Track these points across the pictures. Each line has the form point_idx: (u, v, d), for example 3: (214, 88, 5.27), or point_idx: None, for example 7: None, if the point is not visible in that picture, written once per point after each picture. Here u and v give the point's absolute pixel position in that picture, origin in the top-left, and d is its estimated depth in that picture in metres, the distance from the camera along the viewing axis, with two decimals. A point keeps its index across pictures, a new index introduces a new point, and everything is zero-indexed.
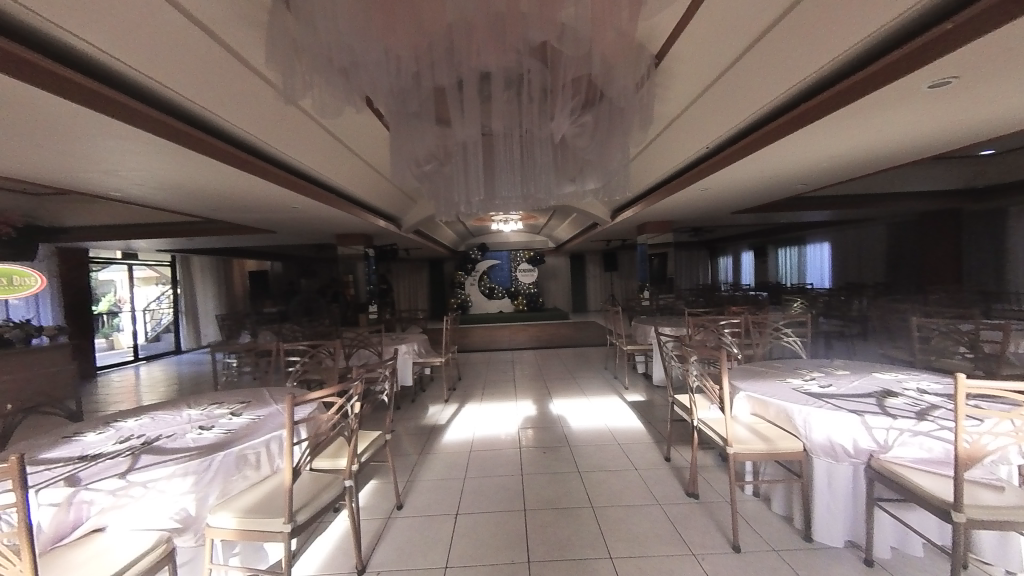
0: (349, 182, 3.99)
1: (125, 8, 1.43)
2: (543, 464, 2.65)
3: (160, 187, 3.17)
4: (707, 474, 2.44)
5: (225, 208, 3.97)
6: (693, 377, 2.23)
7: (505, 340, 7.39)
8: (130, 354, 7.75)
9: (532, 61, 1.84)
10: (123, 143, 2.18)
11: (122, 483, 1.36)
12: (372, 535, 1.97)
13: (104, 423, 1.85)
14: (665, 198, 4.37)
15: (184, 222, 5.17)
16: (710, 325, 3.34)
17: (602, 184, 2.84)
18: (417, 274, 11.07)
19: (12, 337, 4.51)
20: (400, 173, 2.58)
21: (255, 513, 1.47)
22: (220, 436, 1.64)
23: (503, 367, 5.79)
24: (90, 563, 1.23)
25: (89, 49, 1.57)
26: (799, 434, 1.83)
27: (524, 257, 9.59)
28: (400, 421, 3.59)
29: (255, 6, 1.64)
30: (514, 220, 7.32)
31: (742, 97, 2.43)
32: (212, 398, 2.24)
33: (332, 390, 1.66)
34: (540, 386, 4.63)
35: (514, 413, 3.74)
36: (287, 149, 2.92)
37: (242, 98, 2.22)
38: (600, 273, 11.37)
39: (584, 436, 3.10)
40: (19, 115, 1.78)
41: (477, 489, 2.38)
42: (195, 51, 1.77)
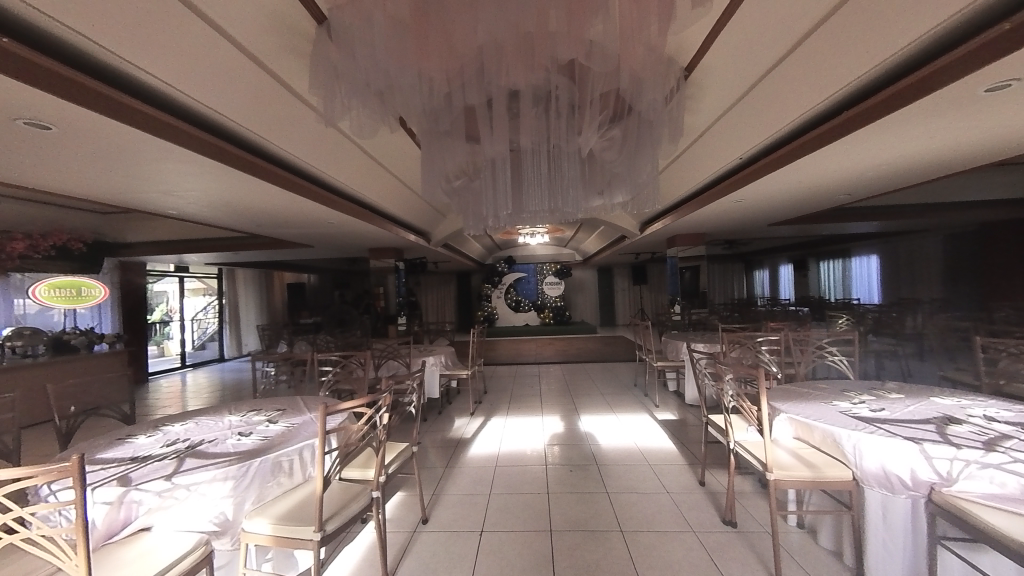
0: (382, 198, 4.14)
1: (186, 44, 1.59)
2: (569, 483, 2.59)
3: (210, 205, 3.40)
4: (745, 500, 2.31)
5: (267, 224, 4.19)
6: (728, 397, 2.12)
7: (531, 354, 7.35)
8: (178, 361, 8.20)
9: (560, 78, 1.88)
10: (181, 166, 2.39)
11: (168, 485, 1.44)
12: (397, 548, 1.98)
13: (153, 426, 1.96)
14: (698, 209, 4.25)
15: (228, 236, 5.45)
16: (747, 343, 3.17)
17: (631, 197, 2.81)
18: (445, 286, 11.24)
19: (77, 343, 5.00)
20: (432, 190, 2.67)
21: (289, 521, 1.51)
22: (257, 443, 1.70)
23: (530, 381, 5.74)
24: (138, 561, 1.30)
25: (154, 82, 1.75)
26: (848, 462, 1.71)
27: (551, 270, 9.56)
28: (427, 433, 3.62)
29: (300, 36, 1.76)
30: (541, 232, 7.31)
31: (777, 106, 2.36)
32: (251, 405, 2.34)
33: (362, 400, 1.69)
34: (568, 402, 4.55)
35: (541, 428, 3.68)
36: (326, 168, 3.08)
37: (287, 123, 2.38)
38: (629, 286, 11.16)
39: (612, 454, 3.03)
40: (94, 142, 1.98)
41: (503, 506, 2.33)
42: (247, 81, 1.93)
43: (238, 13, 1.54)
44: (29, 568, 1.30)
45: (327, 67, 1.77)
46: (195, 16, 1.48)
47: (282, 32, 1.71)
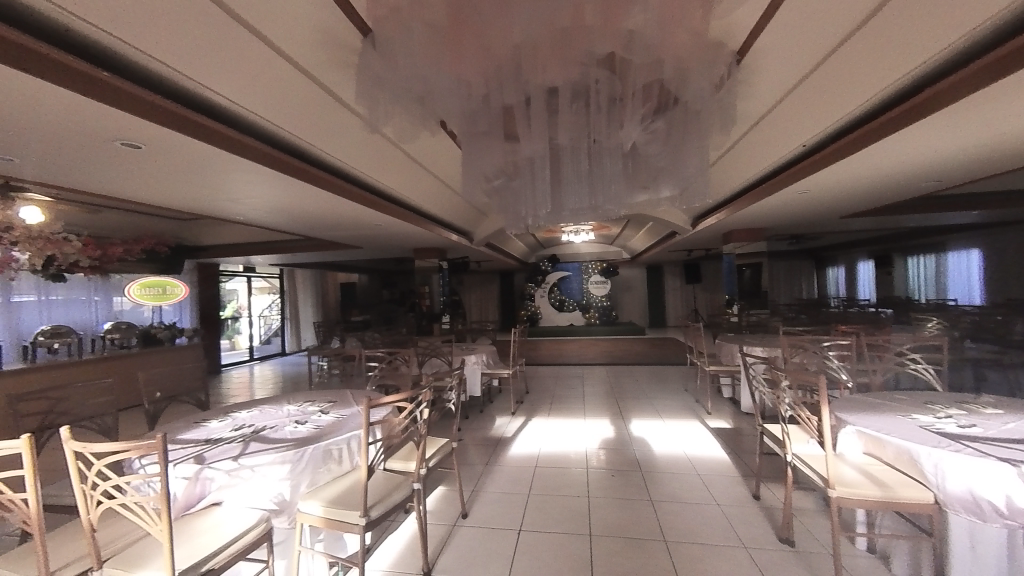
0: (426, 200, 4.28)
1: (249, 66, 1.75)
2: (610, 488, 2.53)
3: (272, 211, 3.68)
4: (805, 518, 2.12)
5: (322, 227, 4.47)
6: (785, 406, 1.96)
7: (573, 354, 7.26)
8: (246, 355, 8.97)
9: (600, 71, 1.84)
10: (247, 177, 2.62)
11: (235, 465, 1.57)
12: (437, 541, 2.03)
13: (224, 412, 2.16)
14: (756, 202, 3.97)
15: (288, 239, 5.87)
16: (811, 347, 2.92)
17: (678, 191, 2.68)
18: (489, 285, 11.36)
19: (163, 336, 5.57)
20: (472, 191, 2.71)
21: (338, 504, 1.59)
22: (311, 431, 1.82)
23: (572, 382, 5.66)
24: (209, 532, 1.42)
25: (222, 100, 1.93)
26: (929, 483, 1.52)
27: (596, 268, 9.37)
28: (468, 430, 3.68)
29: (347, 50, 1.87)
30: (585, 230, 7.17)
31: (842, 89, 2.16)
32: (307, 396, 2.50)
33: (403, 395, 1.75)
34: (612, 405, 4.43)
35: (584, 431, 3.61)
36: (375, 173, 3.24)
37: (338, 133, 2.53)
38: (681, 285, 10.64)
39: (658, 461, 2.93)
40: (175, 159, 2.23)
41: (542, 506, 2.33)
42: (303, 96, 2.08)
43: (291, 33, 1.66)
44: (124, 529, 1.47)
45: (371, 76, 1.85)
46: (254, 37, 1.61)
47: (332, 48, 1.82)
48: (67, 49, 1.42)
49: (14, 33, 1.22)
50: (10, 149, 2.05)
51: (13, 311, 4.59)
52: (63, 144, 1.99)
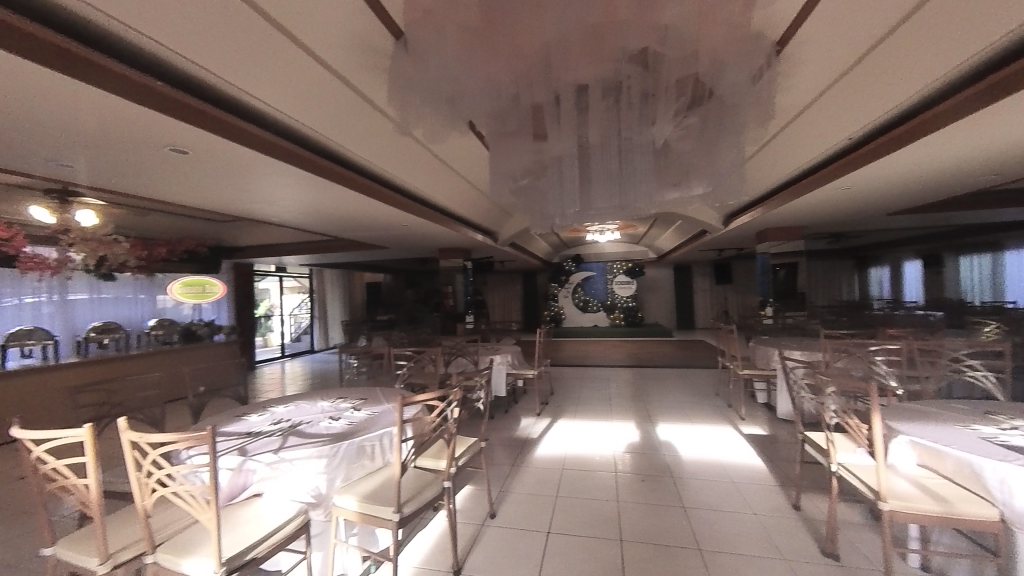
0: (453, 201, 4.31)
1: (287, 71, 1.81)
2: (640, 493, 2.48)
3: (305, 213, 3.79)
4: (851, 532, 2.01)
5: (351, 228, 4.57)
6: (830, 414, 1.87)
7: (598, 355, 7.17)
8: (277, 351, 9.30)
9: (632, 68, 1.80)
10: (283, 179, 2.71)
11: (275, 458, 1.61)
12: (466, 540, 2.03)
13: (262, 407, 2.24)
14: (793, 200, 3.80)
15: (319, 240, 6.03)
16: (855, 352, 2.77)
17: (711, 188, 2.60)
18: (512, 285, 11.36)
19: (204, 332, 5.98)
20: (500, 190, 2.71)
21: (372, 499, 1.62)
22: (345, 427, 1.86)
23: (597, 384, 5.59)
24: (252, 522, 1.47)
25: (262, 105, 2.00)
26: (993, 499, 1.42)
27: (621, 268, 9.23)
28: (494, 430, 3.69)
29: (380, 54, 1.90)
30: (610, 229, 7.07)
31: (891, 79, 2.04)
32: (339, 392, 2.56)
33: (435, 393, 1.76)
34: (639, 408, 4.35)
35: (611, 435, 3.54)
36: (403, 175, 3.29)
37: (370, 135, 2.59)
38: (709, 286, 10.34)
39: (688, 466, 2.85)
40: (218, 163, 2.33)
41: (570, 510, 2.29)
42: (337, 100, 2.14)
43: (327, 38, 1.70)
44: (175, 516, 1.53)
45: (403, 79, 1.88)
46: (292, 43, 1.65)
47: (366, 52, 1.85)
48: (117, 58, 1.50)
49: (64, 40, 1.29)
50: (70, 156, 2.19)
51: (68, 308, 4.86)
52: (117, 150, 2.12)
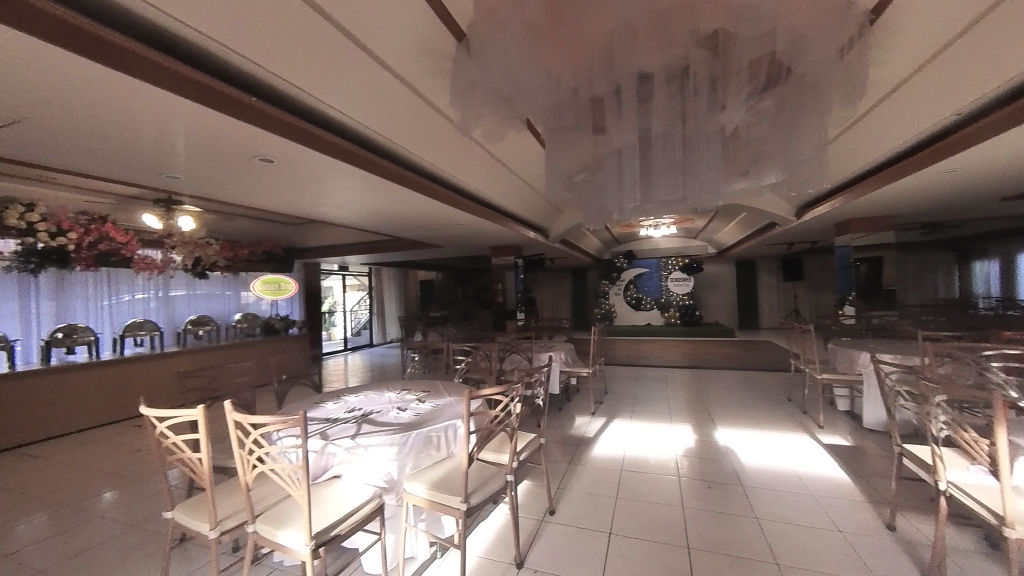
0: (507, 199, 4.35)
1: (358, 78, 1.92)
2: (705, 500, 2.36)
3: (369, 214, 4.02)
4: (960, 560, 1.78)
5: (410, 228, 4.77)
6: (939, 427, 1.66)
7: (652, 355, 6.92)
8: (340, 345, 9.96)
9: (700, 52, 1.71)
10: (350, 182, 2.88)
11: (353, 443, 1.73)
12: (527, 533, 2.05)
13: (336, 396, 2.41)
14: (884, 186, 3.41)
15: (379, 240, 6.36)
16: (965, 357, 2.43)
17: (786, 177, 2.40)
18: (561, 283, 11.26)
19: (279, 325, 6.58)
20: (556, 186, 2.70)
21: (440, 488, 1.68)
22: (413, 417, 1.95)
23: (653, 385, 5.40)
24: (333, 501, 1.58)
25: (335, 111, 2.15)
26: None
27: (677, 264, 8.82)
28: (548, 427, 3.69)
29: (443, 58, 1.96)
30: (666, 224, 6.77)
31: (1015, 42, 1.75)
32: (403, 384, 2.69)
33: (498, 388, 1.79)
34: (701, 411, 4.14)
35: (670, 437, 3.41)
36: (460, 174, 3.37)
37: (430, 137, 2.67)
38: (776, 283, 9.59)
39: (759, 475, 2.67)
40: (297, 169, 2.54)
41: (630, 512, 2.24)
42: (401, 104, 2.23)
43: (395, 46, 1.78)
44: (269, 490, 1.70)
45: (465, 81, 1.92)
46: (362, 52, 1.76)
47: (430, 57, 1.91)
48: (217, 76, 1.69)
49: (172, 62, 1.48)
50: (177, 167, 2.49)
51: (170, 304, 5.48)
52: (214, 161, 2.38)
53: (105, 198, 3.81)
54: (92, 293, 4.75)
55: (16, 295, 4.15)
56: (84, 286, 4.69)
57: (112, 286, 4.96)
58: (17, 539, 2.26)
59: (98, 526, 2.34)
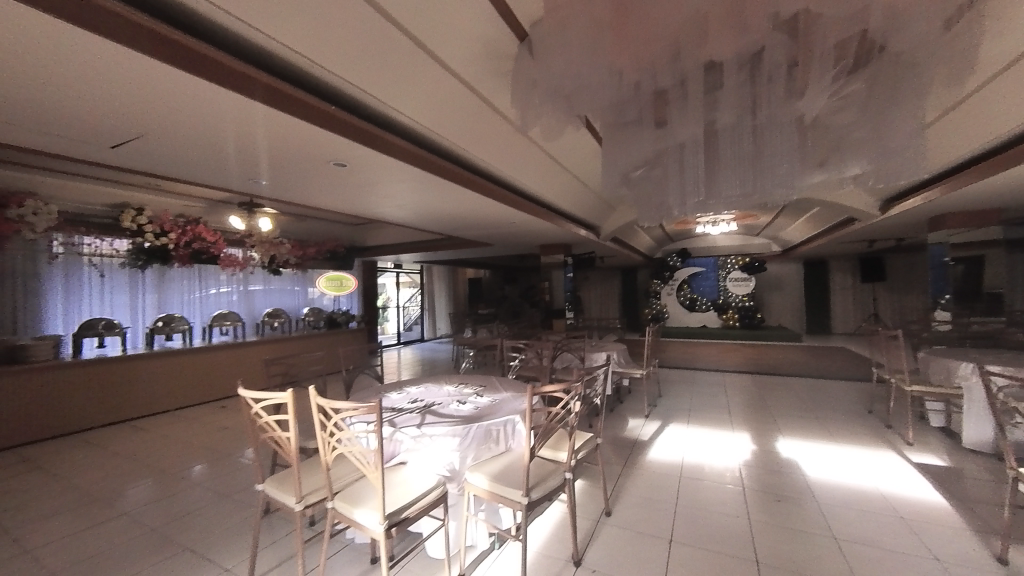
0: (560, 198, 4.34)
1: (424, 82, 2.01)
2: (774, 514, 2.22)
3: (426, 213, 4.17)
4: None
5: (463, 226, 4.89)
6: None
7: (708, 358, 6.61)
8: (393, 339, 10.45)
9: (778, 36, 1.60)
10: (411, 183, 3.02)
11: (419, 431, 1.82)
12: (584, 533, 2.04)
13: (398, 387, 2.54)
14: (994, 175, 2.99)
15: (433, 239, 6.58)
16: None
17: (874, 168, 2.18)
18: (610, 282, 11.03)
19: (341, 319, 7.04)
20: (613, 183, 2.65)
21: (501, 480, 1.72)
22: (473, 410, 2.01)
23: (711, 389, 5.15)
24: (401, 485, 1.67)
25: (400, 114, 2.25)
26: None
27: (737, 263, 8.36)
28: (600, 427, 3.65)
29: (505, 59, 1.99)
30: (725, 220, 6.41)
31: None
32: (460, 378, 2.78)
33: (559, 385, 1.80)
34: (765, 418, 3.89)
35: (732, 445, 3.24)
36: (515, 173, 3.41)
37: (489, 137, 2.72)
38: (852, 284, 8.74)
39: (835, 491, 2.46)
40: (365, 172, 2.70)
41: (691, 520, 2.16)
42: (463, 106, 2.30)
43: (461, 50, 1.84)
44: (344, 470, 1.83)
45: (527, 80, 1.95)
46: (426, 55, 1.82)
47: (493, 58, 1.95)
48: (298, 85, 1.85)
49: (264, 75, 1.65)
50: (262, 173, 2.74)
51: (249, 297, 6.04)
52: (294, 167, 2.60)
53: (198, 202, 4.27)
54: (187, 286, 5.34)
55: (128, 288, 4.76)
56: (180, 281, 5.27)
57: (202, 280, 5.52)
58: (131, 500, 2.60)
59: (197, 494, 2.64)
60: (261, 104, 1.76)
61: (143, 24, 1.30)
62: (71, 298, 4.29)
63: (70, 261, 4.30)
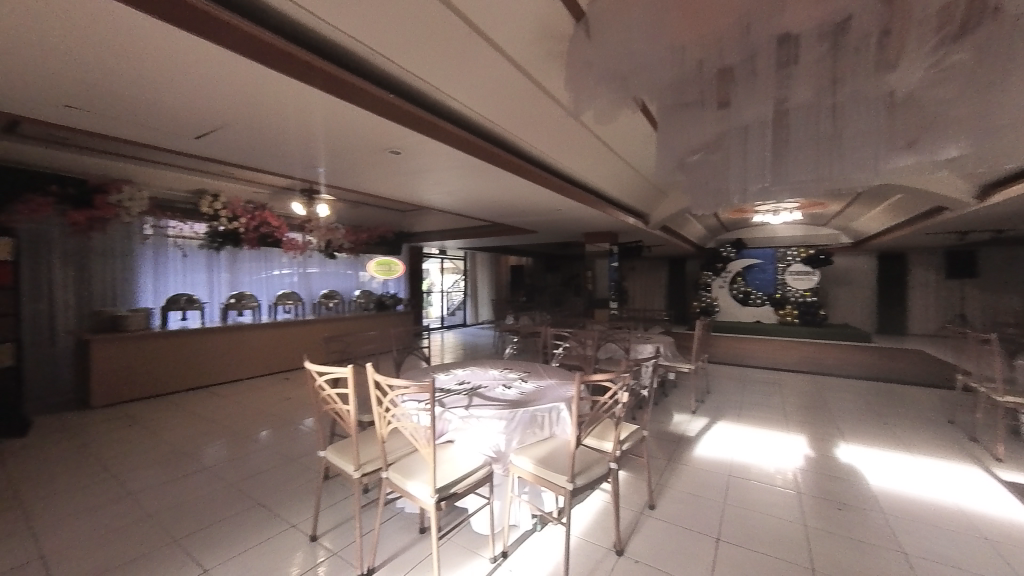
0: (609, 184, 4.21)
1: (477, 68, 2.00)
2: (832, 522, 2.08)
3: (474, 200, 4.21)
4: None
5: (509, 213, 4.89)
6: None
7: (761, 355, 6.26)
8: (437, 322, 10.77)
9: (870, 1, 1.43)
10: (461, 170, 3.05)
11: (466, 412, 1.88)
12: (627, 523, 2.03)
13: (446, 369, 2.63)
14: None
15: (478, 226, 6.64)
16: None
17: (978, 149, 1.91)
18: (657, 272, 10.65)
19: (390, 302, 7.34)
20: (669, 169, 2.53)
21: (546, 465, 1.74)
22: (519, 395, 2.05)
23: (764, 388, 4.87)
24: (449, 462, 1.74)
25: (453, 101, 2.26)
26: None
27: (800, 256, 7.69)
28: (643, 419, 3.59)
29: (560, 41, 1.93)
30: (788, 208, 5.95)
31: None
32: (505, 363, 2.83)
33: (608, 375, 1.78)
34: (825, 422, 3.62)
35: (788, 446, 3.07)
36: (564, 159, 3.34)
37: (539, 122, 2.68)
38: (935, 280, 7.84)
39: (907, 505, 2.26)
40: (417, 159, 2.76)
41: (740, 520, 2.08)
42: (515, 91, 2.27)
43: (515, 33, 1.81)
44: (396, 444, 1.94)
45: (582, 62, 1.88)
46: (480, 40, 1.80)
47: (547, 41, 1.90)
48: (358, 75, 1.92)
49: (329, 65, 1.72)
50: (322, 160, 2.88)
51: (308, 278, 6.46)
52: (352, 155, 2.72)
53: (264, 188, 4.58)
54: (255, 266, 5.78)
55: (205, 267, 5.23)
56: (249, 262, 5.72)
57: (267, 261, 5.94)
58: (211, 457, 2.91)
59: (265, 456, 2.91)
60: (322, 91, 1.83)
61: (223, 19, 1.38)
62: (159, 274, 4.80)
63: (159, 242, 4.81)
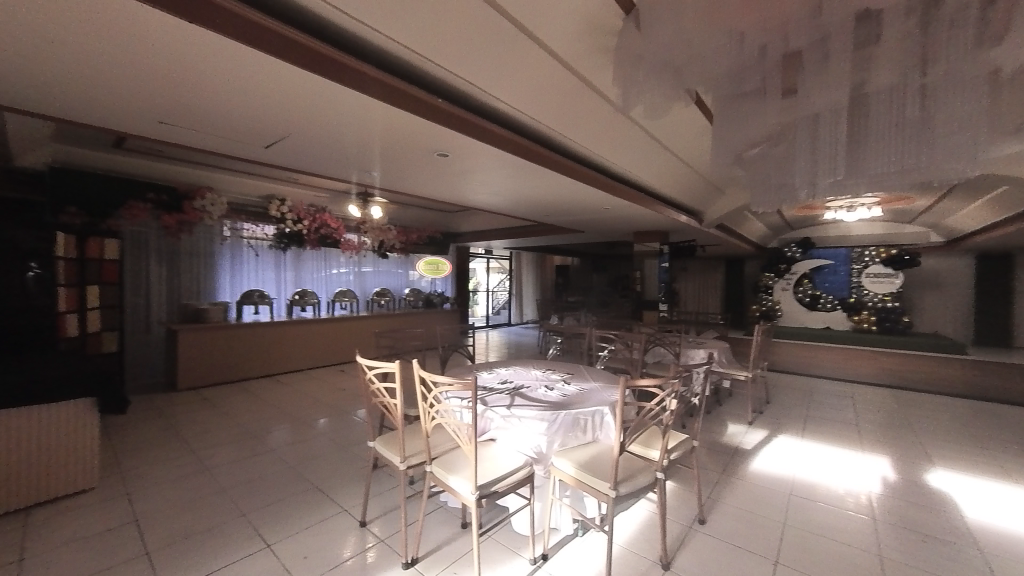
0: (660, 181, 4.04)
1: (523, 68, 2.00)
2: (914, 556, 1.85)
3: (519, 200, 4.23)
4: None
5: (555, 213, 4.84)
6: None
7: (830, 365, 5.72)
8: (482, 321, 10.93)
9: None
10: (507, 170, 3.08)
11: (508, 411, 1.89)
12: (675, 537, 1.93)
13: (489, 367, 2.66)
14: None
15: (523, 225, 6.65)
16: None
17: None
18: (711, 273, 10.08)
19: (437, 300, 7.56)
20: (726, 164, 2.37)
21: (588, 470, 1.71)
22: (562, 397, 2.02)
23: (834, 401, 4.44)
24: (491, 460, 1.75)
25: (499, 102, 2.28)
26: None
27: (880, 256, 7.00)
28: (694, 428, 3.41)
29: (607, 37, 1.88)
30: (865, 203, 5.38)
31: None
32: (548, 364, 2.81)
33: (656, 380, 1.70)
34: (907, 443, 3.23)
35: (861, 467, 2.77)
36: (612, 157, 3.25)
37: (587, 120, 2.63)
38: None
39: (1012, 544, 1.95)
40: (463, 161, 2.82)
41: (803, 544, 1.91)
42: (561, 89, 2.24)
43: (562, 30, 1.78)
44: (441, 440, 1.99)
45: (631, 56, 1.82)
46: (526, 40, 1.80)
47: (594, 36, 1.86)
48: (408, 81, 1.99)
49: (382, 74, 1.80)
50: (376, 165, 3.03)
51: (362, 277, 6.83)
52: (403, 158, 2.83)
53: (324, 192, 4.90)
54: (315, 265, 6.20)
55: (273, 266, 5.69)
56: (311, 262, 6.16)
57: (326, 260, 6.37)
58: (275, 440, 3.16)
59: (322, 442, 3.12)
60: (375, 99, 1.92)
61: (287, 35, 1.49)
62: (234, 272, 5.30)
63: (235, 243, 5.30)
